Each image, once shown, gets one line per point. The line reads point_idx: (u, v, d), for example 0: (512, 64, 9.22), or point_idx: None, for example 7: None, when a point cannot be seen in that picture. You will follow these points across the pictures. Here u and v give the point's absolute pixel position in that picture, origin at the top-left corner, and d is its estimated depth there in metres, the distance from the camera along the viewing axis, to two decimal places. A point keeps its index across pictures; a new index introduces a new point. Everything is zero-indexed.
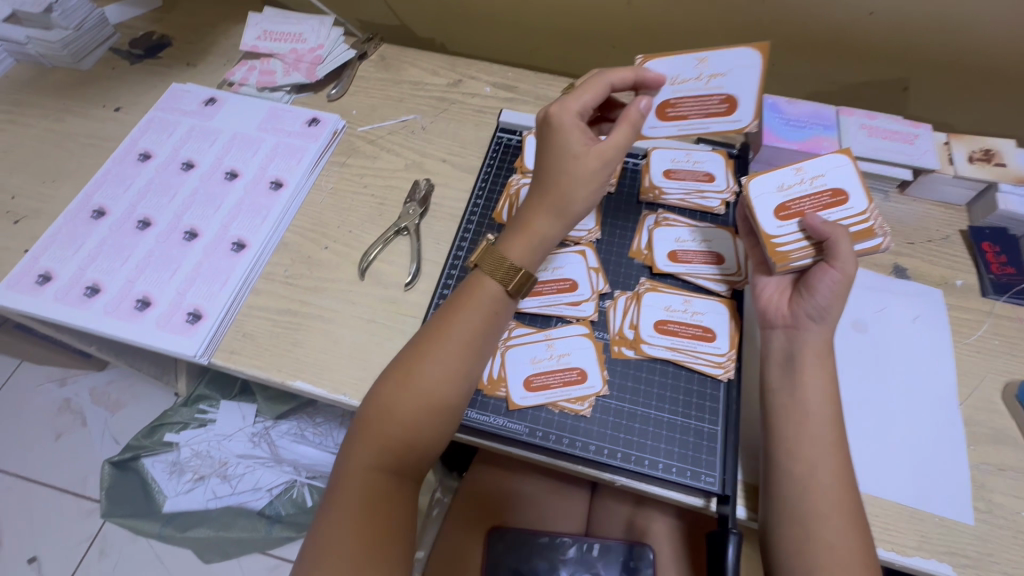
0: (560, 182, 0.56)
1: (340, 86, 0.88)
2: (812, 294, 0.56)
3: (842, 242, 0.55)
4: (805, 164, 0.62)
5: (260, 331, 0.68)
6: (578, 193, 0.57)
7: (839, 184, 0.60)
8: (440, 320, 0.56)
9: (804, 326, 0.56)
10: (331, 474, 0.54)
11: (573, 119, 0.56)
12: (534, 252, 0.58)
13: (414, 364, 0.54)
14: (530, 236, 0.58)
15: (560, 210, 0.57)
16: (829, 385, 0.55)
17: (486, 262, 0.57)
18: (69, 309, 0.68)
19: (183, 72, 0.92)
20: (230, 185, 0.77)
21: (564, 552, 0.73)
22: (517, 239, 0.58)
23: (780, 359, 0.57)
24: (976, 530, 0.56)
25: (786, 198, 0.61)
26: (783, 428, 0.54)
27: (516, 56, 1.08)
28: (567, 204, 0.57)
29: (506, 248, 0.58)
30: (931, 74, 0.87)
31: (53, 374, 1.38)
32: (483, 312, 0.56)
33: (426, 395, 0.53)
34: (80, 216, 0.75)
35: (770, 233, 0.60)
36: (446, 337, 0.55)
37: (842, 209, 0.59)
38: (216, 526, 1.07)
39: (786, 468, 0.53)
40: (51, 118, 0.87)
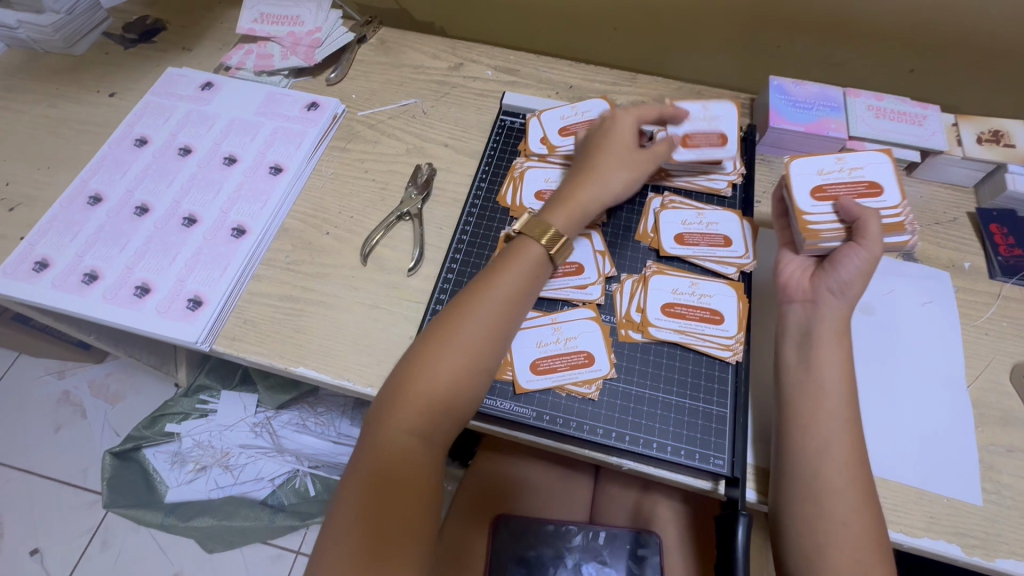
0: (610, 163, 0.63)
1: (339, 70, 0.86)
2: (836, 269, 0.56)
3: (872, 220, 0.56)
4: (846, 155, 0.63)
5: (262, 318, 0.67)
6: (623, 177, 0.63)
7: (877, 177, 0.61)
8: (484, 282, 0.57)
9: (824, 300, 0.56)
10: (361, 431, 0.53)
11: (632, 123, 0.66)
12: (574, 224, 0.61)
13: (456, 326, 0.54)
14: (574, 207, 0.61)
15: (603, 189, 0.63)
16: (846, 363, 0.54)
17: (531, 227, 0.60)
18: (67, 296, 0.67)
19: (178, 57, 0.90)
20: (229, 170, 0.76)
21: (569, 540, 0.72)
22: (564, 209, 0.61)
23: (797, 335, 0.56)
24: (985, 511, 0.56)
25: (824, 181, 0.62)
26: (799, 406, 0.54)
27: (517, 40, 1.06)
28: (609, 184, 0.63)
29: (550, 216, 0.61)
30: (938, 55, 0.85)
31: (52, 367, 1.37)
32: (526, 277, 0.57)
33: (470, 357, 0.54)
34: (76, 202, 0.74)
35: (803, 208, 0.60)
36: (490, 300, 0.56)
37: (876, 201, 0.60)
38: (219, 515, 1.04)
39: (800, 447, 0.52)
40: (45, 104, 0.85)
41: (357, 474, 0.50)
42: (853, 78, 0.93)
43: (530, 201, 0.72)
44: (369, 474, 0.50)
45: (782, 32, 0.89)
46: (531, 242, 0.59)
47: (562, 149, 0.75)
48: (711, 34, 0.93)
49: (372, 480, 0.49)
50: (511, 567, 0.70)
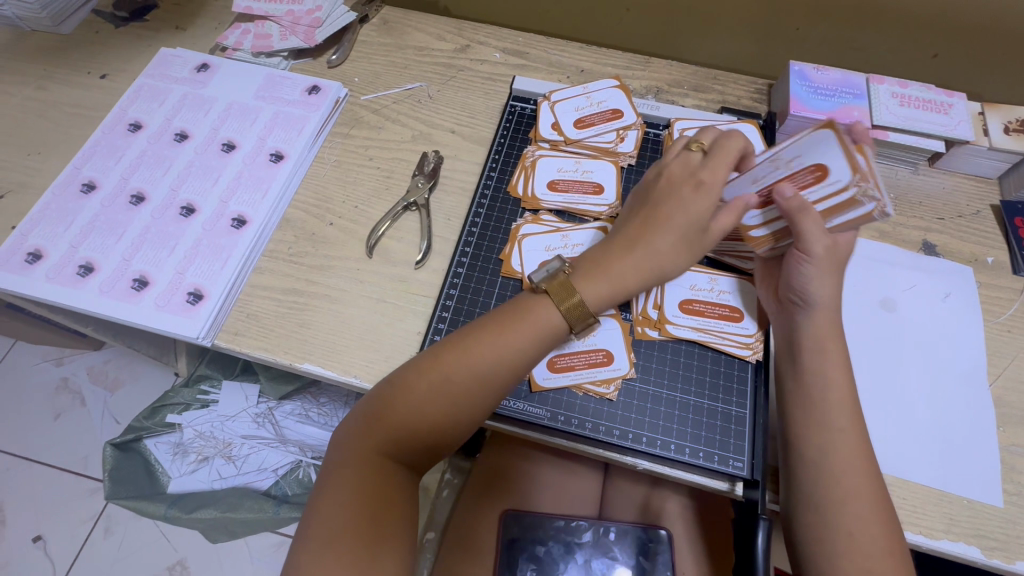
0: (664, 239, 0.53)
1: (341, 51, 0.83)
2: (786, 278, 0.54)
3: (805, 221, 0.51)
4: (780, 147, 0.51)
5: (265, 312, 0.65)
6: (671, 258, 0.53)
7: (818, 160, 0.49)
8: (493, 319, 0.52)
9: (792, 310, 0.54)
10: (340, 446, 0.51)
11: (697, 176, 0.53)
12: (610, 293, 0.53)
13: (459, 374, 0.50)
14: (612, 283, 0.53)
15: (651, 267, 0.53)
16: (841, 366, 0.52)
17: (557, 291, 0.52)
18: (60, 289, 0.65)
19: (172, 36, 0.86)
20: (228, 158, 0.73)
21: (579, 536, 0.70)
22: (597, 281, 0.52)
23: (781, 344, 0.56)
24: (1005, 512, 0.55)
25: (756, 189, 0.54)
26: (792, 416, 0.52)
27: (524, 20, 1.03)
28: (659, 262, 0.53)
29: (584, 289, 0.52)
30: (963, 40, 0.82)
31: (49, 354, 1.35)
32: (534, 322, 0.52)
33: (466, 398, 0.50)
34: (69, 189, 0.71)
35: (742, 225, 0.56)
36: (501, 346, 0.50)
37: (822, 187, 0.50)
38: (222, 507, 1.04)
39: (800, 456, 0.51)
40: (33, 86, 0.81)
41: (330, 498, 0.48)
42: (873, 63, 0.90)
43: (543, 191, 0.69)
44: (344, 499, 0.48)
45: (802, 15, 0.86)
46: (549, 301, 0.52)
47: (576, 138, 0.72)
48: (727, 16, 0.90)
49: (347, 506, 0.47)
50: (519, 563, 0.69)
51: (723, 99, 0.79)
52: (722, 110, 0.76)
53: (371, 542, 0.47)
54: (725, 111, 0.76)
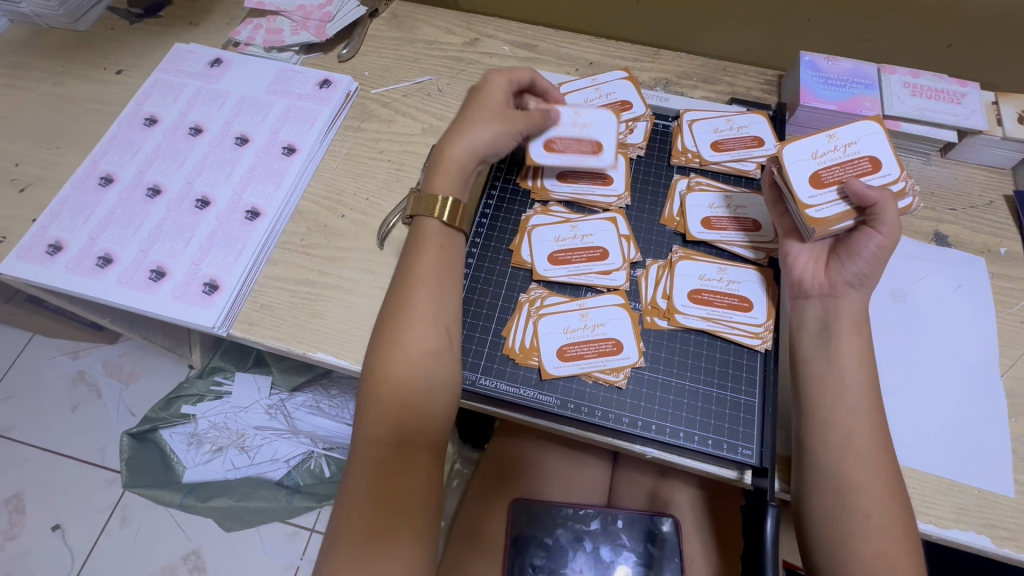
0: (479, 123, 0.61)
1: (351, 45, 0.84)
2: (854, 257, 0.53)
3: (883, 202, 0.53)
4: (837, 131, 0.59)
5: (279, 302, 0.66)
6: (489, 133, 0.61)
7: (872, 151, 0.58)
8: (406, 276, 0.57)
9: (846, 293, 0.53)
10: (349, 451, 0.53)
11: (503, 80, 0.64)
12: (452, 182, 0.60)
13: (397, 315, 0.54)
14: (451, 166, 0.60)
15: (478, 145, 0.61)
16: (868, 351, 0.53)
17: (420, 206, 0.58)
18: (80, 280, 0.66)
19: (185, 32, 0.87)
20: (241, 151, 0.74)
21: (587, 524, 0.71)
22: (439, 174, 0.60)
23: (817, 327, 0.54)
24: (1016, 502, 0.55)
25: (820, 166, 0.57)
26: (818, 399, 0.52)
27: (533, 14, 1.03)
28: (479, 138, 0.60)
29: (430, 186, 0.59)
30: (976, 29, 0.81)
31: (67, 348, 1.38)
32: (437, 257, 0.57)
33: (402, 330, 0.53)
34: (87, 182, 0.72)
35: (807, 202, 0.56)
36: (423, 277, 0.56)
37: (877, 175, 0.57)
38: (236, 496, 1.05)
39: (824, 439, 0.51)
40: (51, 82, 0.83)
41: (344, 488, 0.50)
42: (885, 53, 0.89)
43: (552, 181, 0.69)
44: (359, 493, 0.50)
45: (812, 5, 0.85)
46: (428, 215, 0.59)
47: None
48: (736, 8, 0.89)
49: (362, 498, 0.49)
50: (528, 550, 0.70)
51: (732, 90, 0.79)
52: (732, 100, 0.76)
53: (379, 520, 0.48)
54: (734, 102, 0.76)
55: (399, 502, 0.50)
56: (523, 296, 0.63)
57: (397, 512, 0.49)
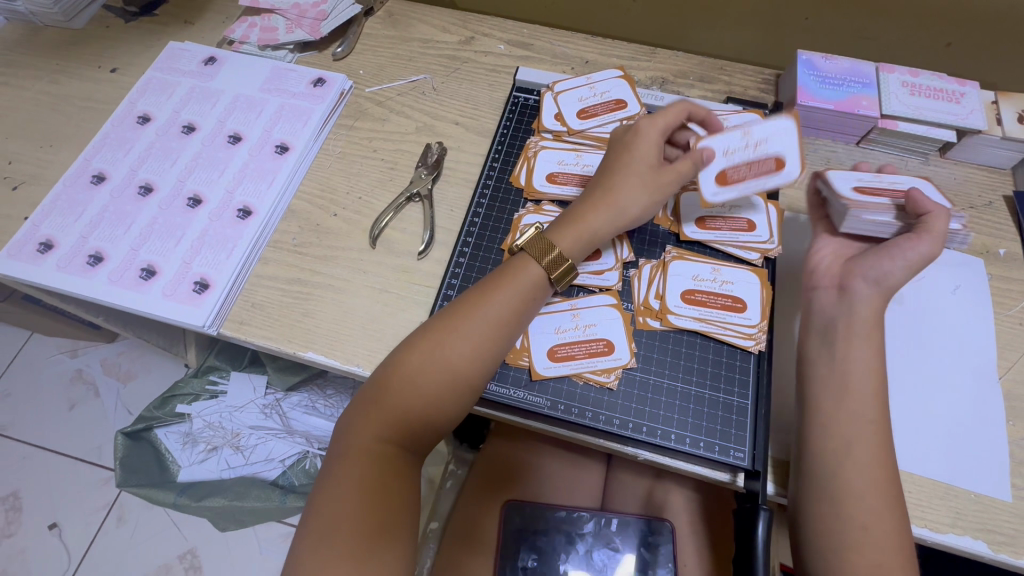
0: (623, 185, 0.57)
1: (346, 44, 0.83)
2: (880, 257, 0.53)
3: (936, 219, 0.53)
4: (751, 127, 0.58)
5: (270, 301, 0.65)
6: (636, 203, 0.57)
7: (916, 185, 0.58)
8: (474, 299, 0.53)
9: (861, 286, 0.53)
10: (344, 438, 0.51)
11: (657, 135, 0.58)
12: (582, 244, 0.57)
13: (446, 337, 0.52)
14: (584, 228, 0.57)
15: (617, 211, 0.57)
16: (876, 360, 0.51)
17: (532, 246, 0.55)
18: (71, 279, 0.66)
19: (180, 30, 0.87)
20: (234, 149, 0.74)
21: (580, 527, 0.71)
22: (570, 227, 0.56)
23: (822, 328, 0.54)
24: (1013, 507, 0.54)
25: (726, 164, 0.57)
26: (820, 404, 0.51)
27: (530, 13, 1.03)
28: (622, 207, 0.57)
29: (556, 235, 0.56)
30: (976, 28, 0.81)
31: (64, 346, 1.38)
32: (514, 296, 0.53)
33: (457, 365, 0.51)
34: (79, 181, 0.72)
35: (708, 201, 0.58)
36: (493, 308, 0.53)
37: (778, 177, 0.57)
38: (230, 496, 1.05)
39: (823, 445, 0.50)
40: (45, 80, 0.83)
41: (336, 484, 0.48)
42: (884, 52, 0.89)
43: (542, 182, 0.69)
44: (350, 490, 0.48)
45: (809, 4, 0.85)
46: (530, 259, 0.56)
47: (579, 128, 0.72)
48: (734, 6, 0.89)
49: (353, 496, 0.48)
50: (521, 551, 0.70)
51: (729, 89, 0.78)
52: (728, 100, 0.76)
53: (374, 535, 0.47)
54: (730, 101, 0.75)
55: (396, 520, 0.48)
56: None
57: (393, 526, 0.48)
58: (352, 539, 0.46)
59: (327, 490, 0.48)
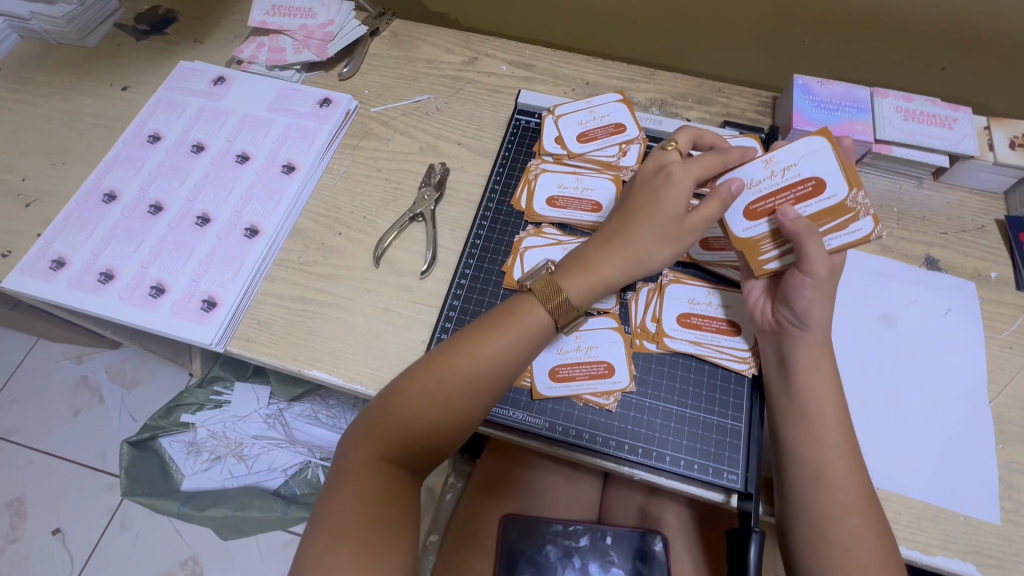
0: (640, 233, 0.55)
1: (352, 64, 0.85)
2: (791, 301, 0.54)
3: (811, 242, 0.52)
4: None
5: (276, 319, 0.67)
6: (654, 253, 0.55)
7: (813, 170, 0.54)
8: (479, 329, 0.54)
9: (792, 333, 0.54)
10: (347, 451, 0.53)
11: (686, 182, 0.54)
12: (594, 293, 0.55)
13: (447, 364, 0.52)
14: (596, 278, 0.55)
15: (635, 260, 0.55)
16: (833, 386, 0.53)
17: (539, 289, 0.55)
18: (82, 296, 0.67)
19: (190, 49, 0.89)
20: (242, 168, 0.76)
21: (576, 540, 0.73)
22: (581, 278, 0.55)
23: (775, 365, 0.55)
24: (1002, 529, 0.55)
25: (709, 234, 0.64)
26: (786, 431, 0.53)
27: (532, 32, 1.05)
28: (641, 257, 0.55)
29: (567, 286, 0.54)
30: (970, 53, 0.82)
31: (70, 352, 1.40)
32: (519, 331, 0.53)
33: (457, 397, 0.52)
34: (91, 199, 0.74)
35: (691, 258, 0.65)
36: (496, 339, 0.53)
37: None
38: (232, 506, 1.06)
39: (797, 471, 0.52)
40: (59, 98, 0.85)
41: (335, 502, 0.50)
42: (879, 75, 0.90)
43: (543, 206, 0.71)
44: (349, 502, 0.49)
45: (807, 28, 0.86)
46: (536, 300, 0.55)
47: (579, 151, 0.73)
48: (732, 28, 0.90)
49: (353, 509, 0.49)
50: (519, 564, 0.72)
51: (726, 112, 0.79)
52: (726, 123, 0.77)
53: (372, 548, 0.47)
54: (727, 125, 0.77)
55: (391, 534, 0.49)
56: None
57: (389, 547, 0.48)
58: (347, 552, 0.47)
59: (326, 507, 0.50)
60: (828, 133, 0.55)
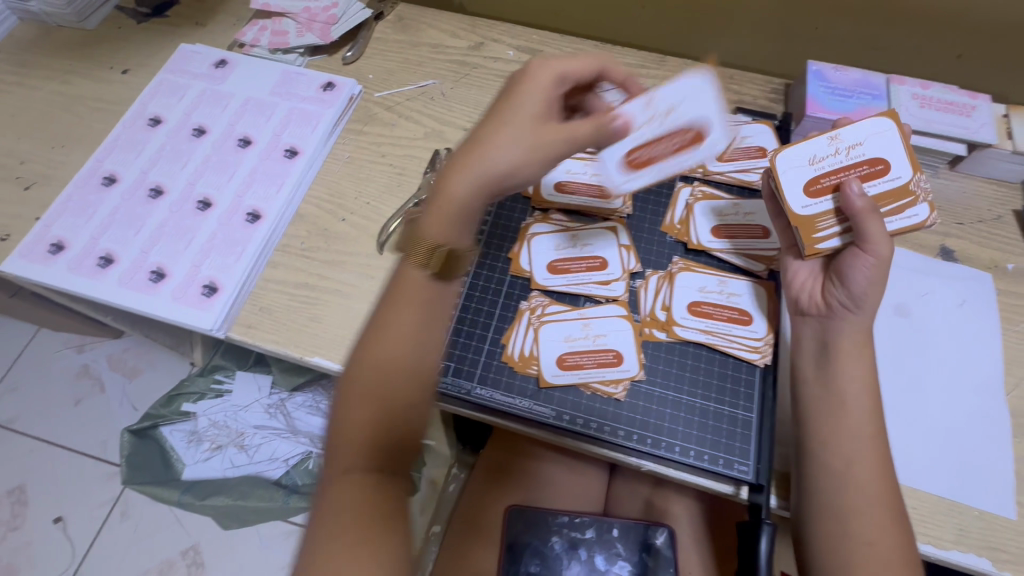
0: (493, 154, 0.48)
1: (356, 48, 0.83)
2: (845, 281, 0.52)
3: (873, 221, 0.51)
4: (744, 199, 0.66)
5: (278, 305, 0.66)
6: (504, 168, 0.48)
7: (880, 151, 0.53)
8: (390, 298, 0.46)
9: (840, 316, 0.53)
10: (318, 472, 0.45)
11: (543, 97, 0.52)
12: (454, 227, 0.46)
13: (374, 341, 0.45)
14: (449, 209, 0.46)
15: (483, 180, 0.47)
16: (868, 375, 0.51)
17: (408, 245, 0.46)
18: (81, 280, 0.66)
19: (192, 32, 0.87)
20: (244, 153, 0.74)
21: (582, 532, 0.71)
22: (434, 214, 0.46)
23: (814, 349, 0.54)
24: (1018, 524, 0.54)
25: (720, 222, 0.65)
26: (817, 422, 0.51)
27: (539, 17, 1.03)
28: (473, 181, 0.47)
29: (422, 228, 0.46)
30: (988, 40, 0.80)
31: (71, 341, 1.39)
32: (419, 295, 0.45)
33: (387, 385, 0.43)
34: (90, 182, 0.73)
35: (702, 245, 0.64)
36: (400, 300, 0.45)
37: (765, 244, 0.63)
38: (234, 495, 1.07)
39: (822, 464, 0.50)
40: (58, 80, 0.83)
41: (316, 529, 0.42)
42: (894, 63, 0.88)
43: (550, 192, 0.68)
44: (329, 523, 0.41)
45: (820, 14, 0.84)
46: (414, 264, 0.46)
47: None
48: (744, 14, 0.88)
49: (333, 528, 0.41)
50: (524, 557, 0.70)
51: (738, 99, 0.78)
52: (738, 109, 0.75)
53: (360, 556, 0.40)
54: (740, 112, 0.75)
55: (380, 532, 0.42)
56: (524, 303, 0.63)
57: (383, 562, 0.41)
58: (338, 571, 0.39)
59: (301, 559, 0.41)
60: (895, 118, 0.55)
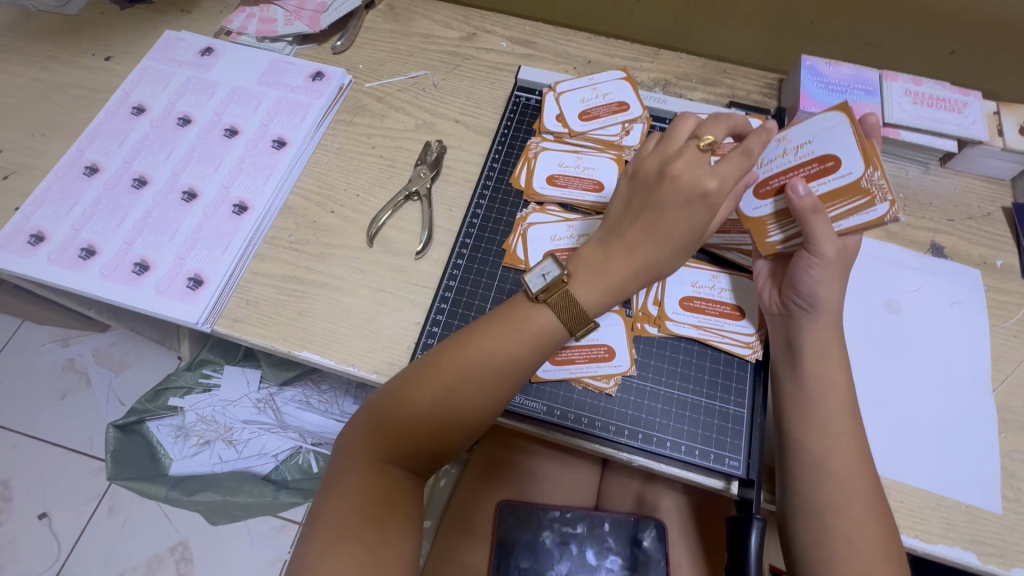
0: (664, 245, 0.50)
1: (346, 37, 0.82)
2: (797, 283, 0.53)
3: (816, 223, 0.50)
4: None
5: (265, 298, 0.65)
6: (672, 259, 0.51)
7: (829, 148, 0.51)
8: (487, 330, 0.51)
9: (798, 316, 0.53)
10: (350, 436, 0.51)
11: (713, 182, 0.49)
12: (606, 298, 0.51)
13: (453, 361, 0.50)
14: (609, 284, 0.51)
15: (653, 270, 0.51)
16: (840, 370, 0.52)
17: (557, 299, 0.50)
18: (63, 272, 0.65)
19: (177, 19, 0.85)
20: (230, 143, 0.73)
21: (573, 527, 0.72)
22: (594, 285, 0.50)
23: (782, 346, 0.55)
24: (1003, 519, 0.55)
25: None
26: (791, 418, 0.52)
27: (533, 9, 1.01)
28: (654, 267, 0.51)
29: (578, 293, 0.50)
30: (980, 37, 0.80)
31: (56, 335, 1.36)
32: (521, 343, 0.50)
33: (465, 403, 0.49)
34: (72, 172, 0.71)
35: None
36: (502, 341, 0.50)
37: None
38: (221, 491, 1.04)
39: (800, 459, 0.51)
40: (38, 67, 0.81)
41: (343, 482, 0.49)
42: (888, 59, 0.88)
43: (542, 184, 0.69)
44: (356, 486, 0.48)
45: (815, 9, 0.84)
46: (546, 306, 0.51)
47: (581, 130, 0.71)
48: (738, 9, 0.88)
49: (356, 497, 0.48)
50: (515, 552, 0.70)
51: (732, 93, 0.77)
52: (732, 103, 0.75)
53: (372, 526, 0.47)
54: (733, 106, 0.74)
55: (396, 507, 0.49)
56: None
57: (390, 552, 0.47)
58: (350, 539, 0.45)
59: (330, 502, 0.48)
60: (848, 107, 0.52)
